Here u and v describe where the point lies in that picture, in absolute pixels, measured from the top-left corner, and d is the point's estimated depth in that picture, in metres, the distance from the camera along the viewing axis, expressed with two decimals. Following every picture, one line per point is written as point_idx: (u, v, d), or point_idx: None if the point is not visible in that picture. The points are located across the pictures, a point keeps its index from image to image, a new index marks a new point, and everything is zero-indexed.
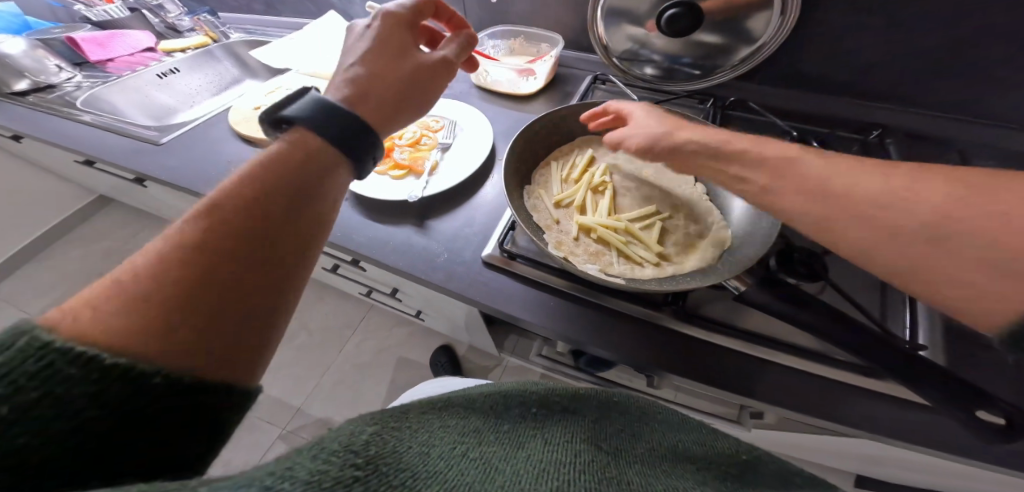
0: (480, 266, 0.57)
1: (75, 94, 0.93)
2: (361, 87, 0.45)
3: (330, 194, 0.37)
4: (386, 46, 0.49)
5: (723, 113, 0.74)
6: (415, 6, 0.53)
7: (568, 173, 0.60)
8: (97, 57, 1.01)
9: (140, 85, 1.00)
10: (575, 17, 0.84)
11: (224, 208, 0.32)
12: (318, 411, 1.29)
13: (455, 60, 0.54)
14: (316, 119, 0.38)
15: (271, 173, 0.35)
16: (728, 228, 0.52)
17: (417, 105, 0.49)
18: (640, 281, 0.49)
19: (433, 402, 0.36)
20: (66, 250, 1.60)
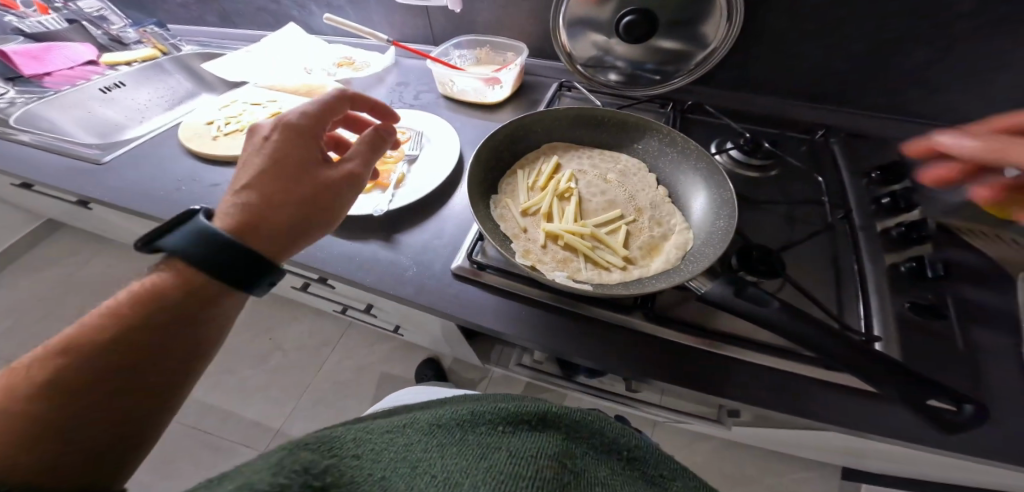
0: (450, 278, 0.57)
1: (6, 110, 0.86)
2: (253, 212, 0.41)
3: (222, 311, 0.40)
4: (280, 162, 0.44)
5: (683, 116, 0.76)
6: (319, 112, 0.48)
7: (535, 180, 0.58)
8: (32, 71, 0.95)
9: (81, 99, 0.94)
10: (537, 26, 0.85)
11: (133, 306, 0.37)
12: (296, 432, 1.24)
13: (366, 165, 0.48)
14: (186, 251, 0.38)
15: (149, 302, 0.37)
16: (689, 230, 0.53)
17: (323, 223, 0.44)
18: (607, 286, 0.49)
19: (405, 429, 0.39)
20: (10, 278, 1.49)
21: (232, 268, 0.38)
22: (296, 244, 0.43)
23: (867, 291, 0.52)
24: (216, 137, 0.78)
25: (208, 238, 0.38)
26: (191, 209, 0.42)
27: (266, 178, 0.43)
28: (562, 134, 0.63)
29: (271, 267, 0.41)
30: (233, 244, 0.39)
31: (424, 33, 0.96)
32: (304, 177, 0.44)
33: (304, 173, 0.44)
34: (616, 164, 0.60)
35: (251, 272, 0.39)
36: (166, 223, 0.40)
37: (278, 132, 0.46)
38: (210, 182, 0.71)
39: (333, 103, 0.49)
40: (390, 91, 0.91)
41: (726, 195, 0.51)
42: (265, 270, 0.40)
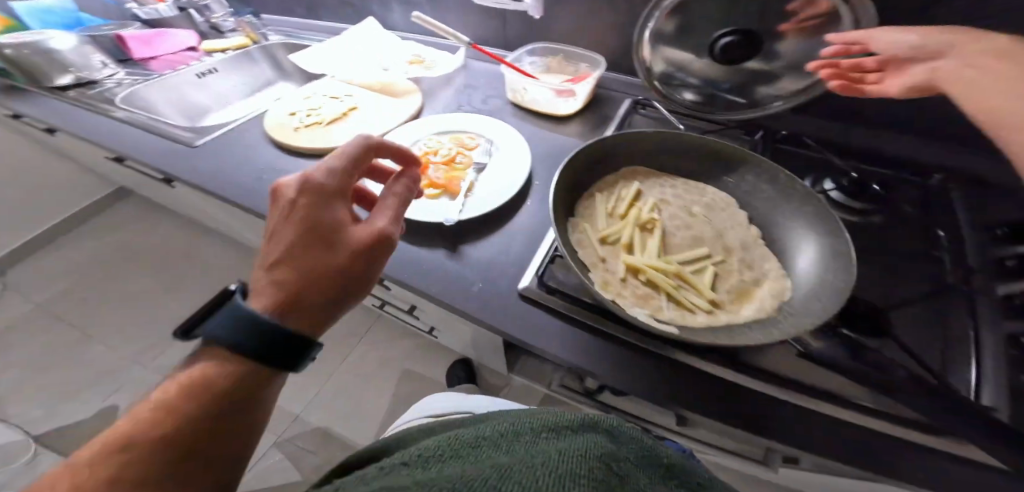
0: (516, 298, 0.55)
1: (115, 90, 0.93)
2: (286, 290, 0.41)
3: (272, 386, 0.42)
4: (309, 233, 0.42)
5: (774, 146, 0.71)
6: (343, 169, 0.46)
7: (615, 206, 0.55)
8: (141, 55, 1.05)
9: (179, 83, 1.02)
10: (620, 38, 0.82)
11: (190, 387, 0.37)
12: (316, 420, 1.27)
13: (397, 221, 0.46)
14: (231, 334, 0.38)
15: (206, 381, 0.38)
16: (786, 279, 0.48)
17: (358, 287, 0.44)
18: (692, 330, 0.46)
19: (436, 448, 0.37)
20: (84, 237, 1.61)
21: (278, 348, 0.38)
22: (331, 315, 0.43)
23: (982, 363, 0.45)
24: (297, 129, 0.79)
25: (250, 319, 0.38)
26: (228, 286, 0.42)
27: (297, 251, 0.42)
28: (646, 160, 0.61)
29: (308, 342, 0.40)
30: (277, 324, 0.39)
31: (498, 36, 0.95)
32: (334, 247, 0.42)
33: (333, 242, 0.43)
34: (702, 197, 0.57)
35: (294, 349, 0.39)
36: (202, 310, 0.40)
37: (304, 196, 0.44)
38: (286, 173, 0.72)
39: (356, 158, 0.47)
40: (457, 93, 0.91)
41: (837, 245, 0.46)
42: (305, 343, 0.40)
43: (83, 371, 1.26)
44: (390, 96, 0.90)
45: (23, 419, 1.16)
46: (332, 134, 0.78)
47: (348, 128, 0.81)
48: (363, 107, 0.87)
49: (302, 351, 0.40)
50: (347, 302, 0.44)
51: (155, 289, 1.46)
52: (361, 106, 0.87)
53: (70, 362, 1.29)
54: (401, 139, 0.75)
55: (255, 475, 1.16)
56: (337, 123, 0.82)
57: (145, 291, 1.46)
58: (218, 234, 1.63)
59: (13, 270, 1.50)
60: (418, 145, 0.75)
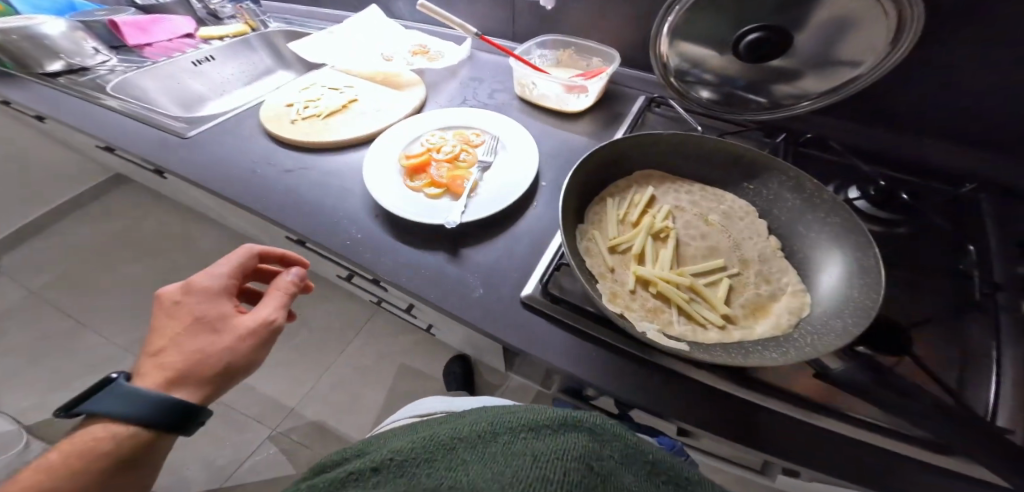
0: (518, 306, 0.52)
1: (107, 78, 0.91)
2: (170, 374, 0.44)
3: (159, 447, 0.45)
4: (194, 323, 0.46)
5: (795, 149, 0.68)
6: (228, 271, 0.50)
7: (626, 212, 0.52)
8: (135, 41, 1.01)
9: (174, 71, 0.99)
10: (635, 32, 0.77)
11: (79, 459, 0.40)
12: (309, 414, 1.25)
13: (281, 308, 0.49)
14: (108, 410, 0.41)
15: (91, 455, 0.41)
16: (806, 294, 0.45)
17: (240, 371, 0.46)
18: (704, 347, 0.43)
19: (417, 448, 0.35)
20: (80, 223, 1.60)
21: (157, 423, 0.41)
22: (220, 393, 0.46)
23: (1003, 382, 0.43)
24: (294, 121, 0.76)
25: (130, 399, 0.41)
26: (108, 375, 0.42)
27: (178, 341, 0.45)
28: (661, 162, 0.57)
29: (198, 415, 0.44)
30: (158, 403, 0.42)
31: (507, 27, 0.91)
32: (216, 335, 0.46)
33: (216, 331, 0.46)
34: (719, 204, 0.54)
35: (183, 423, 0.43)
36: (84, 391, 0.41)
37: (189, 295, 0.47)
38: (282, 167, 0.69)
39: (242, 263, 0.52)
40: (462, 86, 0.87)
41: (865, 261, 0.43)
42: (187, 419, 0.43)
43: (77, 360, 1.25)
44: (392, 88, 0.86)
45: (17, 407, 1.16)
46: (331, 127, 0.75)
47: (348, 121, 0.77)
48: (364, 99, 0.84)
49: (184, 426, 0.43)
50: (231, 382, 0.47)
51: (151, 277, 1.45)
52: (361, 98, 0.83)
53: (64, 350, 1.28)
54: (403, 133, 0.71)
55: (247, 469, 1.15)
56: (336, 115, 0.78)
57: (141, 280, 1.44)
58: (216, 223, 1.61)
59: (9, 255, 1.49)
60: (420, 141, 0.71)
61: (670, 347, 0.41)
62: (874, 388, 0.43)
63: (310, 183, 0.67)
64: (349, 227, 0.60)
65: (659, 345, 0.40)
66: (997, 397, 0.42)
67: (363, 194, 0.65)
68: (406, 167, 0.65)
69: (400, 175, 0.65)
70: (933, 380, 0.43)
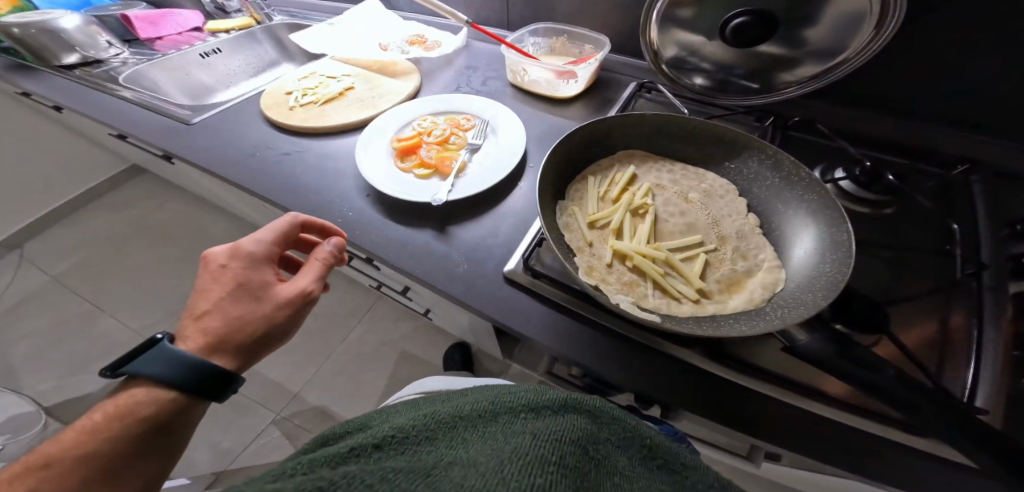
0: (501, 282, 0.54)
1: (120, 70, 0.95)
2: (213, 337, 0.47)
3: (191, 416, 0.47)
4: (240, 290, 0.48)
5: (783, 133, 0.68)
6: (272, 239, 0.52)
7: (606, 190, 0.53)
8: (147, 35, 1.05)
9: (182, 63, 1.03)
10: (625, 18, 0.78)
11: (123, 417, 0.43)
12: (312, 399, 1.28)
13: (318, 280, 0.51)
14: (152, 371, 0.43)
15: (131, 414, 0.43)
16: (781, 270, 0.46)
17: (276, 338, 0.49)
18: (676, 319, 0.44)
19: (421, 423, 0.36)
20: (95, 213, 1.65)
21: (194, 386, 0.44)
22: (257, 357, 0.50)
23: (985, 362, 0.42)
24: (293, 108, 0.79)
25: (173, 361, 0.44)
26: (155, 335, 0.45)
27: (223, 305, 0.47)
28: (643, 142, 0.58)
29: (234, 381, 0.47)
30: (198, 367, 0.45)
31: (501, 17, 0.92)
32: (259, 303, 0.48)
33: (259, 300, 0.49)
34: (700, 182, 0.54)
35: (219, 388, 0.46)
36: (131, 351, 0.44)
37: (234, 260, 0.50)
38: (280, 151, 0.72)
39: (285, 231, 0.53)
40: (457, 74, 0.88)
41: (839, 236, 0.43)
42: (221, 386, 0.46)
43: (91, 345, 1.30)
44: (389, 76, 0.88)
45: (37, 389, 1.21)
46: (328, 113, 0.78)
47: (344, 107, 0.80)
48: (360, 86, 0.86)
49: (219, 391, 0.46)
50: (264, 350, 0.49)
51: (163, 265, 1.49)
52: (358, 86, 0.86)
53: (80, 335, 1.33)
54: (396, 118, 0.73)
55: (252, 452, 1.19)
56: (333, 102, 0.81)
57: (152, 268, 1.49)
58: (223, 213, 1.65)
59: (29, 244, 1.55)
60: (412, 125, 0.73)
61: (641, 317, 0.43)
62: (844, 362, 0.43)
63: (307, 165, 0.69)
64: (341, 206, 0.62)
65: (629, 314, 0.41)
66: (975, 376, 0.41)
67: (354, 176, 0.67)
68: (397, 149, 0.67)
69: (393, 158, 0.67)
70: (902, 354, 0.44)
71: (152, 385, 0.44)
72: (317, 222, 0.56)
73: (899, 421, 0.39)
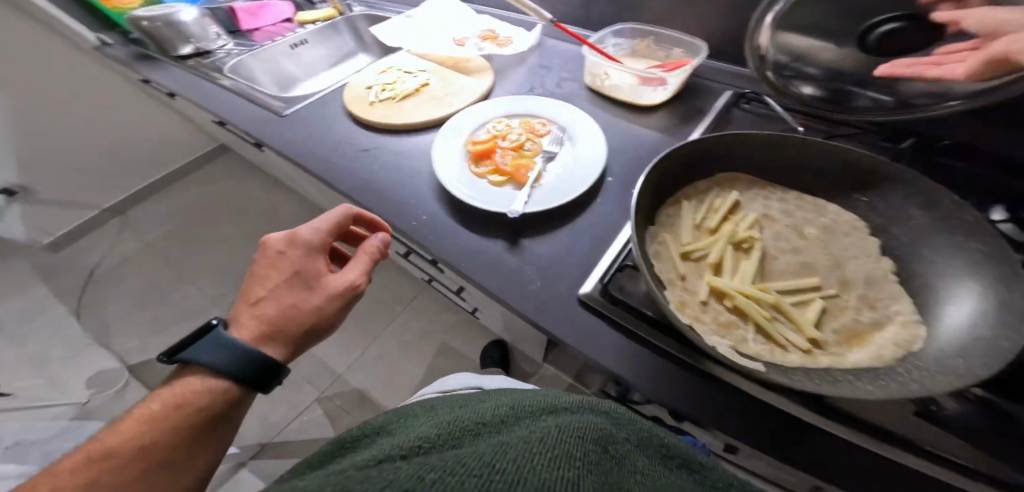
0: (576, 304, 0.50)
1: (225, 61, 0.99)
2: (268, 321, 0.48)
3: (240, 408, 0.47)
4: (293, 277, 0.49)
5: (925, 157, 0.58)
6: (326, 229, 0.53)
7: (704, 217, 0.49)
8: (248, 26, 1.11)
9: (275, 54, 1.07)
10: (724, 21, 0.71)
11: (181, 404, 0.43)
12: (354, 382, 1.33)
13: (365, 274, 0.52)
14: (210, 356, 0.44)
15: (189, 403, 0.43)
16: (921, 325, 0.39)
17: (322, 329, 0.50)
18: (785, 371, 0.38)
19: (443, 429, 0.32)
20: (179, 187, 1.79)
21: (247, 375, 0.45)
22: (304, 347, 0.50)
23: None
24: (372, 103, 0.79)
25: (231, 346, 0.45)
26: (210, 321, 0.46)
27: (278, 290, 0.49)
28: (751, 165, 0.53)
29: (282, 370, 0.47)
30: (252, 352, 0.45)
31: (581, 14, 0.88)
32: (310, 291, 0.49)
33: (309, 288, 0.49)
34: (818, 216, 0.49)
35: (269, 376, 0.46)
36: (189, 336, 0.45)
37: (291, 248, 0.51)
38: (361, 147, 0.72)
39: (337, 222, 0.54)
40: (531, 73, 0.85)
41: (1008, 296, 0.35)
42: (271, 374, 0.46)
43: (171, 310, 1.42)
44: (463, 73, 0.87)
45: (124, 346, 1.33)
46: (406, 109, 0.77)
47: (421, 104, 0.79)
48: (435, 83, 0.85)
49: (267, 380, 0.46)
50: (316, 338, 0.50)
51: (233, 240, 1.60)
52: (433, 82, 0.85)
53: (160, 300, 1.45)
54: (474, 120, 0.72)
55: (296, 427, 1.25)
56: (409, 99, 0.80)
57: (223, 241, 1.60)
58: (289, 194, 1.73)
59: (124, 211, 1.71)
60: (486, 127, 0.71)
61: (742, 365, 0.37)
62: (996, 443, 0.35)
63: (384, 163, 0.69)
64: (416, 209, 0.61)
65: (729, 361, 0.36)
66: None
67: (428, 176, 0.66)
68: (472, 152, 0.65)
69: (467, 162, 0.65)
70: None
71: (209, 373, 0.45)
72: (366, 216, 0.57)
73: None
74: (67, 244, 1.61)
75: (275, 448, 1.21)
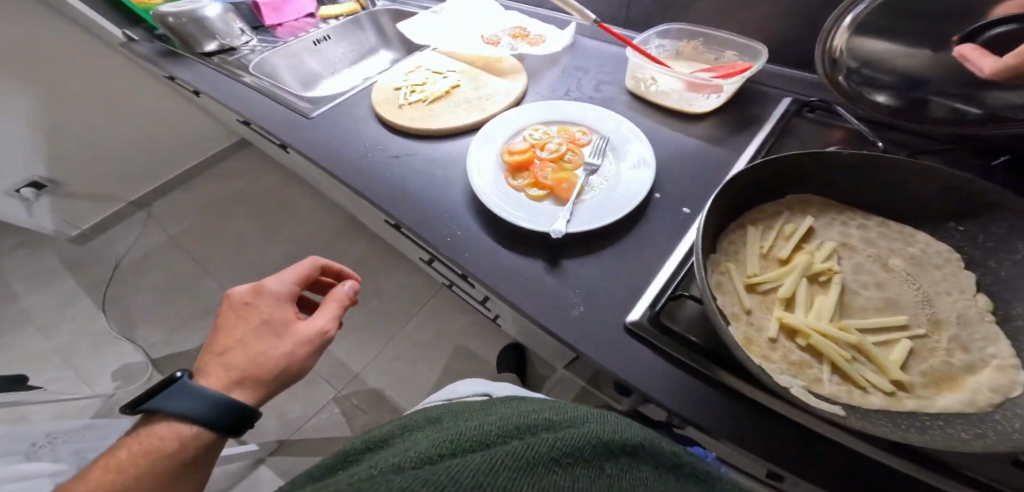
0: (621, 332, 0.46)
1: (250, 57, 0.97)
2: (234, 371, 0.44)
3: (212, 454, 0.43)
4: (260, 326, 0.47)
5: (1011, 177, 0.52)
6: (294, 279, 0.52)
7: (773, 246, 0.45)
8: (271, 21, 1.08)
9: (296, 50, 1.04)
10: (783, 20, 0.66)
11: (145, 453, 0.40)
12: (371, 381, 1.31)
13: (336, 319, 0.49)
14: (173, 407, 0.41)
15: (155, 452, 0.40)
16: (1021, 371, 0.35)
17: (292, 376, 0.47)
18: (869, 420, 0.34)
19: (440, 449, 0.26)
20: (200, 180, 1.79)
21: (217, 422, 0.41)
22: (274, 394, 0.47)
23: None
24: (401, 106, 0.76)
25: (198, 395, 0.42)
26: (174, 373, 0.43)
27: (243, 340, 0.46)
28: (824, 187, 0.49)
29: (251, 417, 0.44)
30: (219, 401, 0.42)
31: (620, 11, 0.83)
32: (276, 339, 0.46)
33: (277, 336, 0.47)
34: (905, 245, 0.45)
35: (237, 423, 0.43)
36: (151, 388, 0.42)
37: (259, 298, 0.49)
38: (392, 153, 0.69)
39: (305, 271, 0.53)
40: (566, 75, 0.81)
41: None
42: (240, 422, 0.43)
43: (192, 304, 1.42)
44: (495, 74, 0.83)
45: (147, 339, 1.34)
46: (437, 113, 0.74)
47: (453, 108, 0.75)
48: (466, 85, 0.81)
49: (238, 427, 0.43)
50: (286, 386, 0.47)
51: (252, 235, 1.59)
52: (464, 84, 0.81)
53: (183, 292, 1.46)
54: (510, 126, 0.68)
55: (313, 425, 1.24)
56: (439, 102, 0.77)
57: (242, 236, 1.59)
58: (307, 191, 1.72)
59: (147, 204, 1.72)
60: (522, 134, 0.67)
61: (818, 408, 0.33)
62: None
63: (415, 171, 0.66)
64: (449, 223, 0.58)
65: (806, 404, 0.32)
66: None
67: (462, 187, 0.62)
68: (509, 163, 0.62)
69: (503, 173, 0.61)
70: None
71: (174, 422, 0.42)
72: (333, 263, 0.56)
73: None
74: (93, 236, 1.63)
75: (293, 445, 1.20)
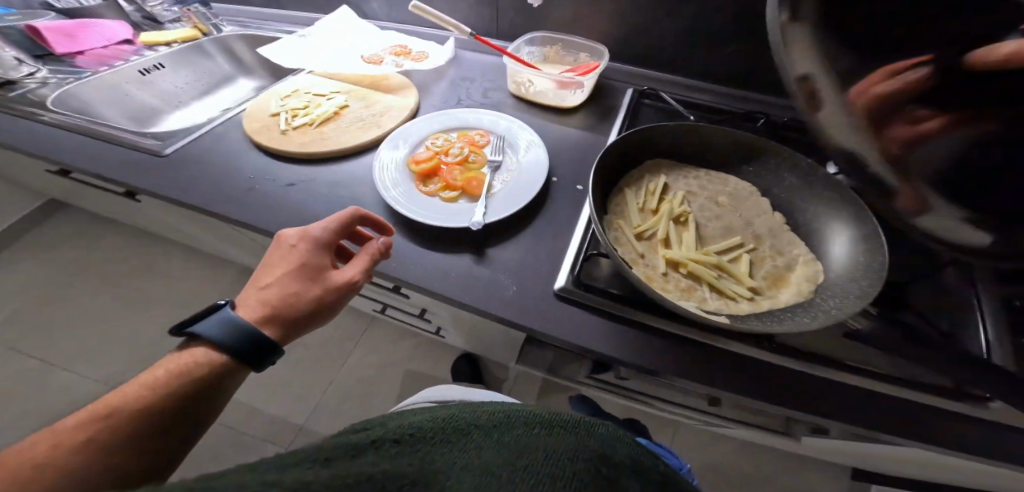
0: (554, 298, 0.53)
1: (40, 91, 0.82)
2: (267, 308, 0.46)
3: (230, 385, 0.45)
4: (299, 268, 0.47)
5: (773, 131, 0.72)
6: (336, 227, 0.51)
7: (645, 201, 0.57)
8: (63, 50, 0.91)
9: (116, 80, 0.91)
10: (620, 26, 0.81)
11: (176, 373, 0.42)
12: (314, 430, 1.21)
13: (365, 273, 0.49)
14: (211, 333, 0.43)
15: (184, 373, 0.42)
16: (817, 260, 0.51)
17: (318, 319, 0.48)
18: (742, 319, 0.46)
19: (432, 428, 0.29)
20: (8, 263, 1.40)
21: (242, 350, 0.43)
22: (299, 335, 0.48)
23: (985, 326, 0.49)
24: (285, 132, 0.73)
25: (230, 325, 0.44)
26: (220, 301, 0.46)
27: (281, 276, 0.47)
28: (668, 152, 0.63)
29: (275, 354, 0.45)
30: (249, 333, 0.44)
31: (490, 25, 0.91)
32: (312, 282, 0.47)
33: (313, 279, 0.47)
34: (724, 186, 0.60)
35: (261, 357, 0.44)
36: (201, 311, 0.45)
37: (302, 242, 0.49)
38: (284, 182, 0.66)
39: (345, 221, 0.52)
40: (453, 86, 0.86)
41: (870, 231, 0.48)
42: (263, 356, 0.44)
43: (43, 409, 1.13)
44: (383, 92, 0.84)
45: None
46: (330, 135, 0.73)
47: (344, 128, 0.75)
48: (353, 104, 0.81)
49: (260, 360, 0.45)
50: (311, 328, 0.48)
51: (113, 309, 1.32)
52: (351, 104, 0.81)
53: (26, 400, 1.14)
54: (409, 136, 0.71)
55: None
56: (329, 124, 0.76)
57: (100, 312, 1.31)
58: (175, 245, 1.47)
59: None
60: (424, 144, 0.71)
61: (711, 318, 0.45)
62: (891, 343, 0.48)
63: (319, 195, 0.65)
64: None
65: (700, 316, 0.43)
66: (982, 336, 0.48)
67: (377, 203, 0.64)
68: (418, 172, 0.65)
69: (414, 181, 0.65)
70: (920, 319, 0.50)
71: (210, 348, 0.44)
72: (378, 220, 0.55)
73: (940, 386, 0.44)
74: None
75: None
